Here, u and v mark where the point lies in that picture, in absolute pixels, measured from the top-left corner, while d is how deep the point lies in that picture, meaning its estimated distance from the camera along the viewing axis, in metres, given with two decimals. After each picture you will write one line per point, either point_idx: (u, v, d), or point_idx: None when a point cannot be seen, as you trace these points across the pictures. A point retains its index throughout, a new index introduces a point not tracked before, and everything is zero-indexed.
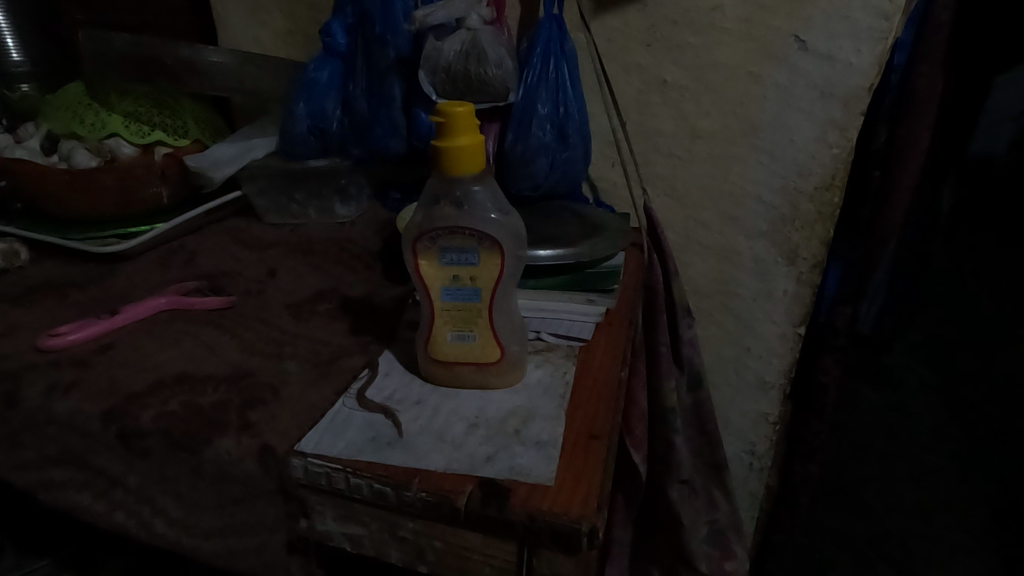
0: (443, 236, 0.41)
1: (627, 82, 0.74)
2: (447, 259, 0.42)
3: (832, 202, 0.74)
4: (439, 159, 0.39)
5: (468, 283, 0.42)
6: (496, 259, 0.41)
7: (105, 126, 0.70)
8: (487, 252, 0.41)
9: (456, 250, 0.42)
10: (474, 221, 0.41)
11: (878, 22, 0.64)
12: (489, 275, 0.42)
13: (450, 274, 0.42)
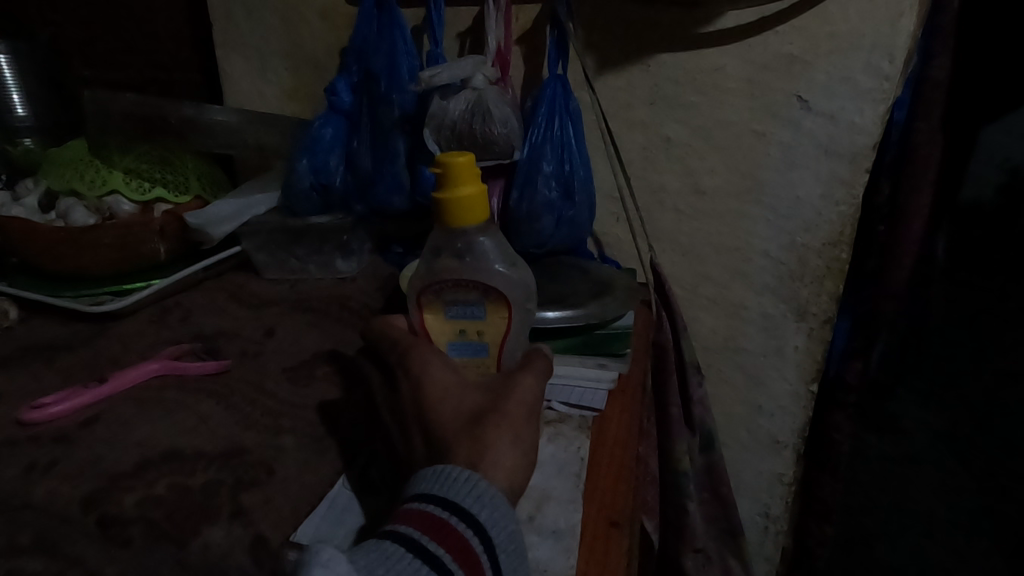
0: (447, 290, 0.42)
1: (631, 139, 0.74)
2: (452, 312, 0.43)
3: (841, 258, 0.73)
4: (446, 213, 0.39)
5: (475, 335, 0.44)
6: (501, 312, 0.42)
7: (105, 183, 0.70)
8: (492, 306, 0.42)
9: (461, 306, 0.43)
10: (477, 274, 0.42)
11: (879, 83, 0.64)
12: (497, 327, 0.43)
13: (457, 326, 0.44)
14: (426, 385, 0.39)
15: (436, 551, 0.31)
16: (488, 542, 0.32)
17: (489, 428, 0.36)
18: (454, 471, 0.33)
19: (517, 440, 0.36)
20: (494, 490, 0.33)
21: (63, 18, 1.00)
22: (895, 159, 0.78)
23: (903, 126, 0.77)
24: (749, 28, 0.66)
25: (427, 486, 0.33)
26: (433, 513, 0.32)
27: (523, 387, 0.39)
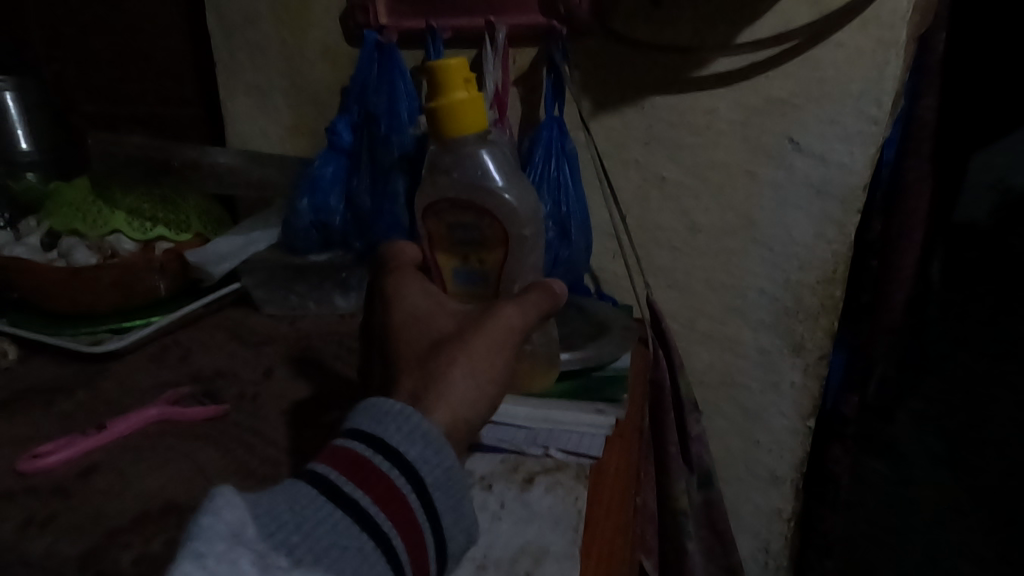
0: (452, 213, 0.54)
1: (626, 178, 0.76)
2: (456, 233, 0.54)
3: (835, 295, 0.73)
4: (440, 118, 0.50)
5: (477, 263, 0.55)
6: (498, 230, 0.53)
7: (107, 223, 0.70)
8: (493, 231, 0.53)
9: (467, 226, 0.54)
10: (476, 199, 0.53)
11: (868, 126, 0.66)
12: (495, 254, 0.54)
13: (463, 249, 0.55)
14: (399, 309, 0.47)
15: (353, 486, 0.36)
16: (414, 479, 0.36)
17: (453, 353, 0.41)
18: (391, 406, 0.38)
19: (483, 364, 0.42)
20: (427, 427, 0.37)
21: (66, 54, 1.02)
22: (886, 196, 0.80)
23: (893, 164, 0.78)
24: (741, 71, 0.68)
25: (362, 422, 0.38)
26: (362, 452, 0.37)
27: (493, 320, 0.44)
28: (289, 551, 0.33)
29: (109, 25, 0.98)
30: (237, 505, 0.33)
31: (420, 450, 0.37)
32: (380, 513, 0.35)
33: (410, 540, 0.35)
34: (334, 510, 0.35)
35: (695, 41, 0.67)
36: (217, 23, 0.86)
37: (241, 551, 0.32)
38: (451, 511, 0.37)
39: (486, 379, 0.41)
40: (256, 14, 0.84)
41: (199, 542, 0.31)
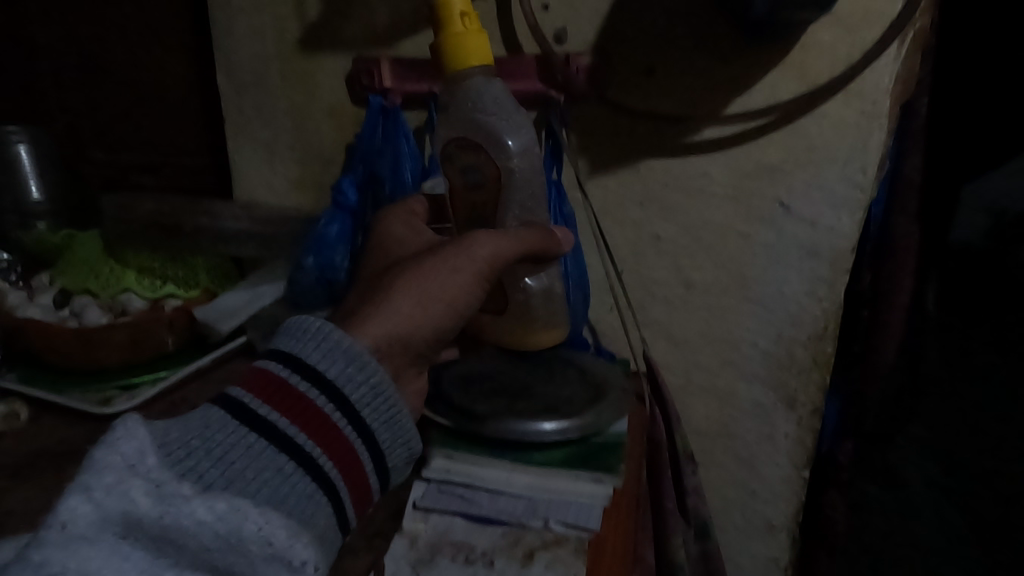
0: (458, 153, 0.63)
1: (623, 235, 0.78)
2: (464, 170, 0.63)
3: (826, 350, 0.75)
4: (442, 51, 0.59)
5: (480, 209, 0.64)
6: (494, 167, 0.62)
7: (120, 282, 0.74)
8: (489, 171, 0.62)
9: (472, 168, 0.63)
10: (473, 139, 0.62)
11: (854, 192, 0.69)
12: (493, 193, 0.63)
13: (473, 196, 0.64)
14: (389, 243, 0.63)
15: (264, 405, 0.44)
16: (323, 386, 0.45)
17: (405, 278, 0.53)
18: (310, 326, 0.47)
19: (441, 291, 0.53)
20: (340, 339, 0.47)
21: (78, 105, 1.05)
22: (875, 250, 0.82)
23: (881, 219, 0.81)
24: (732, 138, 0.70)
25: (282, 346, 0.46)
26: (276, 373, 0.45)
27: (444, 252, 0.54)
28: (194, 476, 0.40)
29: (121, 78, 1.02)
30: (137, 438, 0.40)
31: (340, 368, 0.46)
32: (295, 426, 0.44)
33: (319, 435, 0.44)
34: (245, 431, 0.43)
35: (688, 108, 0.70)
36: (226, 80, 0.89)
37: (135, 483, 0.38)
38: (375, 419, 0.47)
39: (443, 304, 0.53)
40: (264, 73, 0.87)
41: (91, 477, 0.38)
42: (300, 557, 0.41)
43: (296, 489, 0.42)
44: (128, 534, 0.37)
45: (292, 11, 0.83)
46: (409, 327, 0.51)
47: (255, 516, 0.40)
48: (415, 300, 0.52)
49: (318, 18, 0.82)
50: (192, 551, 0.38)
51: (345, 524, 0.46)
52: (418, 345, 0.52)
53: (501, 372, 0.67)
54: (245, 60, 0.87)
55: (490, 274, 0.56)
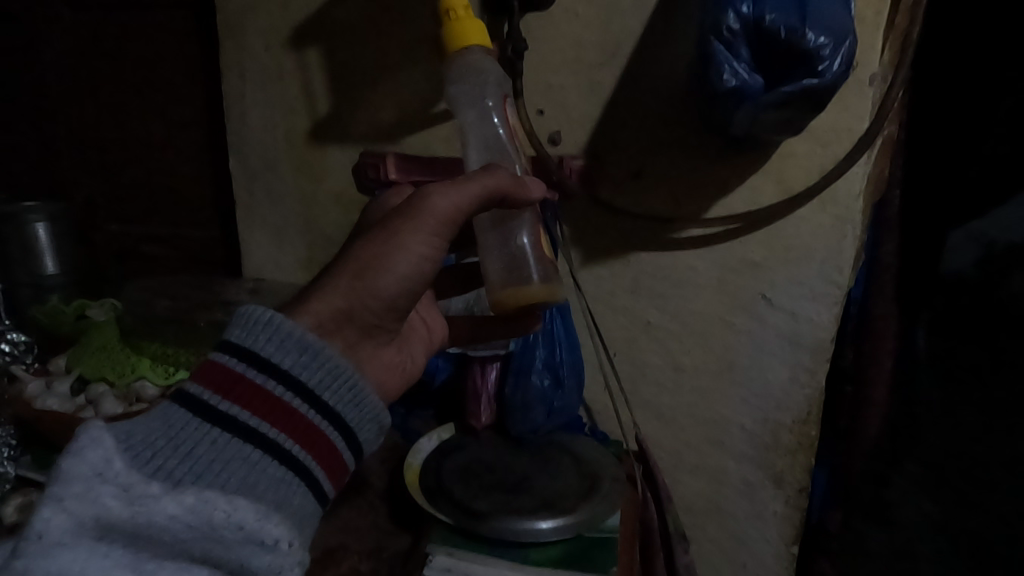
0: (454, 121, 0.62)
1: (615, 320, 0.82)
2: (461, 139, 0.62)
3: (811, 434, 0.79)
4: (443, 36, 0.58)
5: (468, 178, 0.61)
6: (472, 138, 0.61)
7: (135, 369, 0.78)
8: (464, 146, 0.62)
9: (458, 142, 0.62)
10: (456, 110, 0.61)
11: (832, 288, 0.73)
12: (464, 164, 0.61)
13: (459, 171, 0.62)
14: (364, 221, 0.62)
15: (223, 400, 0.43)
16: (277, 373, 0.44)
17: (355, 253, 0.51)
18: (256, 312, 0.45)
19: (386, 259, 0.51)
20: (286, 324, 0.45)
21: (92, 180, 1.09)
22: (856, 331, 0.86)
23: (860, 301, 0.86)
24: (716, 235, 0.75)
25: (232, 335, 0.45)
26: (227, 365, 0.44)
27: (400, 217, 0.52)
28: (164, 474, 0.40)
29: (134, 156, 1.05)
30: (100, 444, 0.40)
31: (295, 358, 0.44)
32: (256, 416, 0.43)
33: (285, 425, 0.44)
34: (208, 427, 0.42)
35: (675, 208, 0.75)
36: (238, 166, 0.94)
37: (105, 489, 0.38)
38: (339, 400, 0.46)
39: (390, 273, 0.51)
40: (275, 160, 0.91)
41: (63, 487, 0.38)
42: (273, 535, 0.40)
43: (266, 476, 0.42)
44: (105, 536, 0.38)
45: (303, 106, 0.88)
46: (355, 300, 0.50)
47: (225, 504, 0.40)
48: (359, 273, 0.50)
49: (327, 113, 0.87)
50: (169, 543, 0.39)
51: (324, 499, 0.46)
52: (370, 317, 0.51)
53: (499, 463, 0.73)
54: (257, 150, 0.92)
55: (446, 232, 0.53)
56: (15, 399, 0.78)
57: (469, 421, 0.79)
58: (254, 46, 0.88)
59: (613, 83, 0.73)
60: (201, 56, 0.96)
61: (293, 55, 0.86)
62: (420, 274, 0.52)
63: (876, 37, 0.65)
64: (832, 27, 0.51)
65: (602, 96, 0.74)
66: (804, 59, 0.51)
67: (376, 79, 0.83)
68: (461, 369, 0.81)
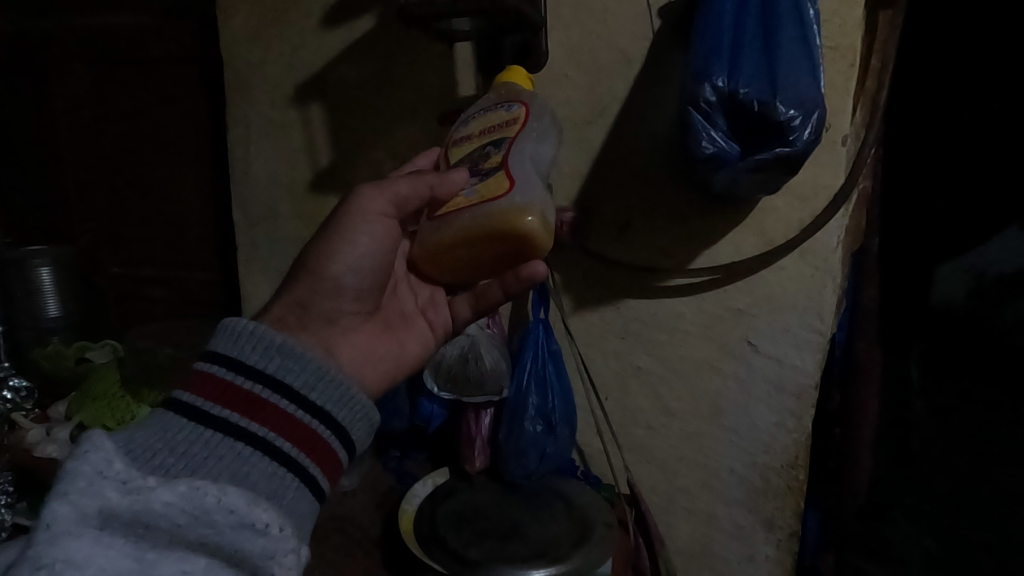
0: None
1: (606, 365, 0.84)
2: None
3: (798, 477, 0.80)
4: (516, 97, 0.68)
5: None
6: None
7: (134, 416, 0.80)
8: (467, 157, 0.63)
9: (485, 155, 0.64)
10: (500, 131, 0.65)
11: (814, 335, 0.75)
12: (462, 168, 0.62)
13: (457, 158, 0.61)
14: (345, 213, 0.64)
15: (214, 404, 0.43)
16: (258, 374, 0.45)
17: (313, 253, 0.55)
18: (236, 324, 0.47)
19: (336, 251, 0.54)
20: (258, 326, 0.47)
21: (97, 224, 1.12)
22: (842, 373, 0.88)
23: (846, 345, 0.88)
24: (702, 284, 0.78)
25: (217, 347, 0.46)
26: (215, 373, 0.45)
27: (349, 218, 0.55)
28: (161, 471, 0.39)
29: (138, 202, 1.08)
30: (100, 445, 0.39)
31: (278, 362, 0.46)
32: (245, 417, 0.43)
33: (276, 425, 0.44)
34: (203, 429, 0.42)
35: (661, 259, 0.78)
36: (240, 213, 0.97)
37: (105, 484, 0.37)
38: (327, 400, 0.47)
39: (344, 262, 0.54)
40: (276, 207, 0.94)
41: (64, 483, 0.37)
42: (265, 519, 0.39)
43: (258, 470, 0.42)
44: (106, 526, 0.37)
45: (304, 157, 0.92)
46: (314, 293, 0.53)
47: (218, 491, 0.39)
48: (315, 269, 0.54)
49: (328, 163, 0.90)
50: (166, 532, 0.37)
51: (319, 495, 0.45)
52: (331, 303, 0.54)
53: (493, 509, 0.75)
54: (259, 198, 0.95)
55: (391, 212, 0.56)
56: (18, 446, 0.82)
57: (463, 467, 0.80)
58: (259, 100, 0.92)
59: (601, 139, 0.77)
60: (206, 107, 1.00)
61: (296, 109, 0.90)
62: (374, 256, 0.56)
63: (846, 101, 0.69)
64: (803, 100, 0.57)
65: (591, 152, 0.78)
66: (779, 130, 0.58)
67: (375, 132, 0.87)
68: (456, 415, 0.82)
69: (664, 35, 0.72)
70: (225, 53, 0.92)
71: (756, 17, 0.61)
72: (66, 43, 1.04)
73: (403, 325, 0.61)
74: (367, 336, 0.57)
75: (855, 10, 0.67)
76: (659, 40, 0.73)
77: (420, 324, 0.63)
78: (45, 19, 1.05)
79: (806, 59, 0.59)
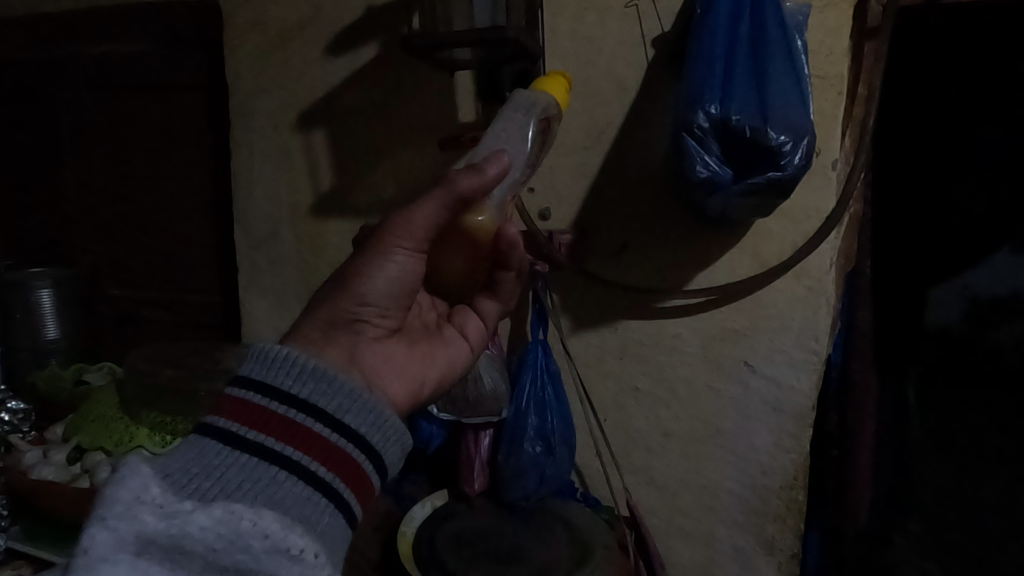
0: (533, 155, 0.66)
1: (605, 387, 0.85)
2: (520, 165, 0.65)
3: (798, 499, 0.80)
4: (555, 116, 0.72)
5: None
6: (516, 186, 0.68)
7: (133, 438, 0.80)
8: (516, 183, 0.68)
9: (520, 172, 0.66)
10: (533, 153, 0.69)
11: (810, 355, 0.76)
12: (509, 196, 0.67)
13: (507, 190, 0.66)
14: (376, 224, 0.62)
15: (248, 428, 0.43)
16: (292, 400, 0.44)
17: (345, 273, 0.53)
18: (271, 349, 0.47)
19: (360, 270, 0.53)
20: (292, 351, 0.47)
21: (98, 247, 1.12)
22: (838, 395, 0.88)
23: (841, 365, 0.88)
24: (699, 304, 0.79)
25: (249, 370, 0.45)
26: (248, 397, 0.44)
27: (382, 246, 0.53)
28: (198, 494, 0.39)
29: (140, 226, 1.09)
30: (138, 472, 0.39)
31: (312, 386, 0.45)
32: (279, 441, 0.43)
33: (310, 449, 0.43)
34: (237, 453, 0.42)
35: (657, 280, 0.79)
36: (242, 235, 0.98)
37: (142, 508, 0.37)
38: (361, 422, 0.46)
39: (369, 281, 0.52)
40: (278, 231, 0.96)
41: (103, 508, 0.37)
42: (300, 545, 0.39)
43: (292, 494, 0.41)
44: (143, 551, 0.36)
45: (307, 181, 0.93)
46: (345, 314, 0.52)
47: (252, 515, 0.39)
48: (342, 282, 0.53)
49: (330, 187, 0.92)
50: (201, 557, 0.37)
51: (352, 520, 0.44)
52: (355, 317, 0.52)
53: (493, 532, 0.75)
54: (261, 221, 0.96)
55: (418, 248, 0.53)
56: (16, 468, 0.83)
57: (463, 488, 0.80)
58: (264, 126, 0.94)
59: (597, 164, 0.79)
60: (210, 132, 1.01)
61: (300, 134, 0.92)
62: (400, 282, 0.53)
63: (834, 128, 0.71)
64: (793, 126, 0.59)
65: (588, 177, 0.80)
66: (769, 154, 0.59)
67: (377, 156, 0.89)
68: (454, 436, 0.82)
69: (658, 64, 0.75)
70: (231, 81, 0.95)
71: (746, 47, 0.63)
72: (74, 71, 1.07)
73: (429, 340, 0.59)
74: (395, 351, 0.54)
75: (840, 41, 0.70)
76: (653, 68, 0.75)
77: (451, 334, 0.62)
78: (53, 47, 1.08)
79: (794, 89, 0.61)
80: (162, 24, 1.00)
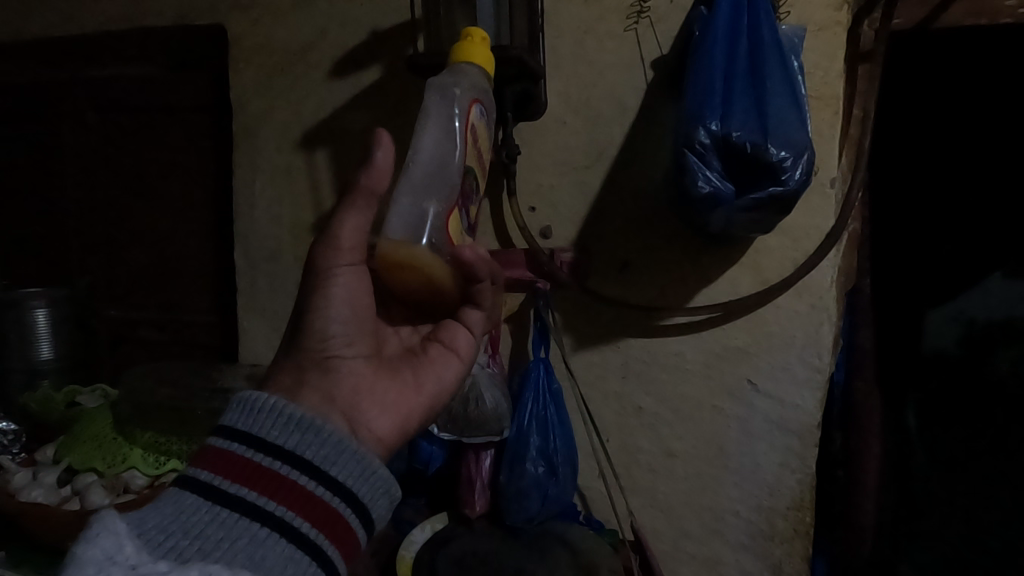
0: None
1: (607, 406, 0.84)
2: None
3: (805, 521, 0.78)
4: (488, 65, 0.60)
5: None
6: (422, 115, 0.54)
7: (126, 459, 0.80)
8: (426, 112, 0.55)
9: None
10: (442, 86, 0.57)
11: (814, 373, 0.76)
12: None
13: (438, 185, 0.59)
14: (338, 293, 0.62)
15: (232, 483, 0.43)
16: (273, 450, 0.44)
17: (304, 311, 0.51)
18: (253, 398, 0.46)
19: (316, 305, 0.51)
20: (275, 398, 0.46)
21: (98, 267, 1.12)
22: (842, 414, 0.88)
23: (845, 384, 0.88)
24: (703, 321, 0.78)
25: (235, 423, 0.46)
26: (231, 449, 0.44)
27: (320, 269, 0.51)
28: (174, 554, 0.39)
29: (139, 246, 1.09)
30: (112, 530, 0.39)
31: (298, 437, 0.45)
32: (263, 496, 0.43)
33: (295, 504, 0.43)
34: (218, 509, 0.42)
35: (660, 297, 0.79)
36: (242, 254, 0.98)
37: (113, 570, 0.37)
38: (349, 475, 0.45)
39: (326, 314, 0.51)
40: (278, 251, 0.96)
41: (72, 571, 0.36)
42: None
43: (275, 553, 0.41)
44: None
45: (308, 200, 0.94)
46: (311, 354, 0.51)
47: None
48: (301, 325, 0.51)
49: (331, 206, 0.92)
50: None
51: None
52: (329, 358, 0.51)
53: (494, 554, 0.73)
54: (262, 240, 0.97)
55: (357, 260, 0.51)
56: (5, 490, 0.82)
57: (463, 510, 0.79)
58: (267, 147, 0.95)
59: (599, 183, 0.80)
60: (212, 153, 1.02)
61: (303, 154, 0.93)
62: (355, 301, 0.52)
63: (832, 147, 0.72)
64: (792, 143, 0.60)
65: (589, 196, 0.80)
66: (770, 170, 0.60)
67: None
68: (456, 457, 0.81)
69: (657, 86, 0.76)
70: (235, 103, 0.96)
71: (744, 68, 0.65)
72: (79, 94, 1.08)
73: (417, 366, 0.57)
74: (380, 384, 0.53)
75: (837, 63, 0.71)
76: (653, 90, 0.77)
77: (441, 354, 0.59)
78: (59, 69, 1.09)
79: (792, 109, 0.62)
80: (168, 49, 1.01)
